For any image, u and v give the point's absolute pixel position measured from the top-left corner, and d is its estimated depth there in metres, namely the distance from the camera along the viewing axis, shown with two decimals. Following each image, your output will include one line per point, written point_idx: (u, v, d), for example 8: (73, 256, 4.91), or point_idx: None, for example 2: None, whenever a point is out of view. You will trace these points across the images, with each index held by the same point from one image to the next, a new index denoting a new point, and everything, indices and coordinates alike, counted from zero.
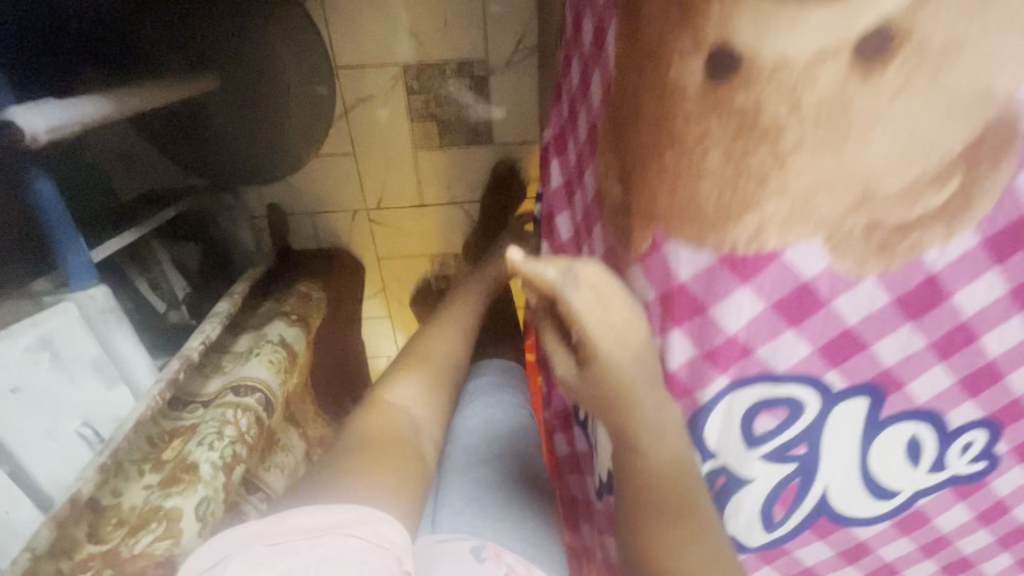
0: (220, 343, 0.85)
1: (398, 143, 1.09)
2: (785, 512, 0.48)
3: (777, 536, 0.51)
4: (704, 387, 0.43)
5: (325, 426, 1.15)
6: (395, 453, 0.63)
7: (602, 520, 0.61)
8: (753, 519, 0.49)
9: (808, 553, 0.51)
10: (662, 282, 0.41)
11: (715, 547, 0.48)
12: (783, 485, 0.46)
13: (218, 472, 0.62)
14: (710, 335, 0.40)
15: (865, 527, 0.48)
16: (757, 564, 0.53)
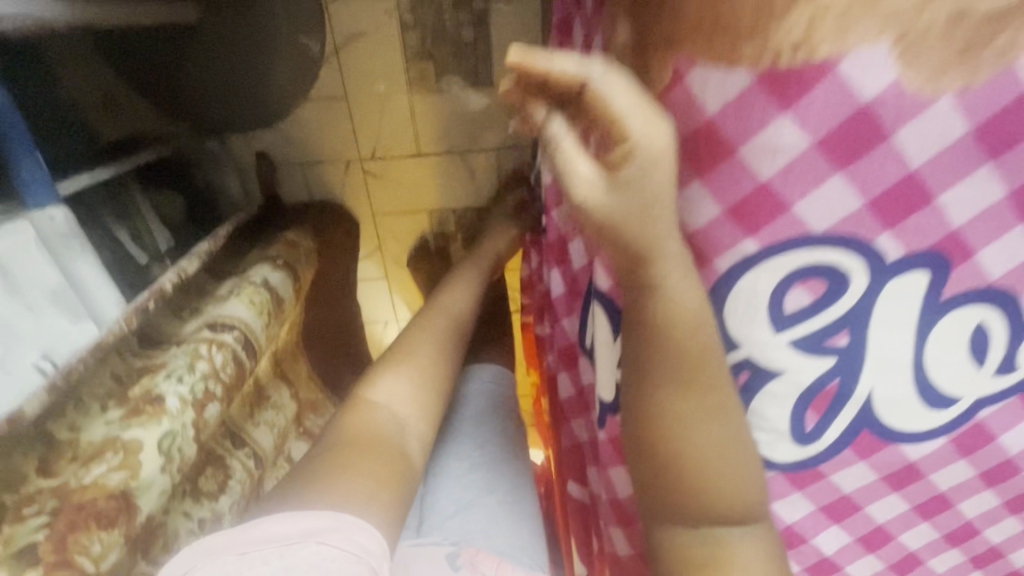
0: (199, 287, 0.80)
1: (393, 85, 1.02)
2: (819, 420, 0.43)
3: (810, 456, 0.46)
4: (723, 252, 0.38)
5: (319, 391, 1.06)
6: (377, 453, 0.54)
7: (609, 454, 0.55)
8: (781, 427, 0.45)
9: (846, 477, 0.47)
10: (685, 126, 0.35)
11: (736, 461, 0.43)
12: (820, 384, 0.41)
13: (186, 407, 0.56)
14: (738, 187, 0.35)
15: (915, 447, 0.43)
16: (788, 489, 0.49)
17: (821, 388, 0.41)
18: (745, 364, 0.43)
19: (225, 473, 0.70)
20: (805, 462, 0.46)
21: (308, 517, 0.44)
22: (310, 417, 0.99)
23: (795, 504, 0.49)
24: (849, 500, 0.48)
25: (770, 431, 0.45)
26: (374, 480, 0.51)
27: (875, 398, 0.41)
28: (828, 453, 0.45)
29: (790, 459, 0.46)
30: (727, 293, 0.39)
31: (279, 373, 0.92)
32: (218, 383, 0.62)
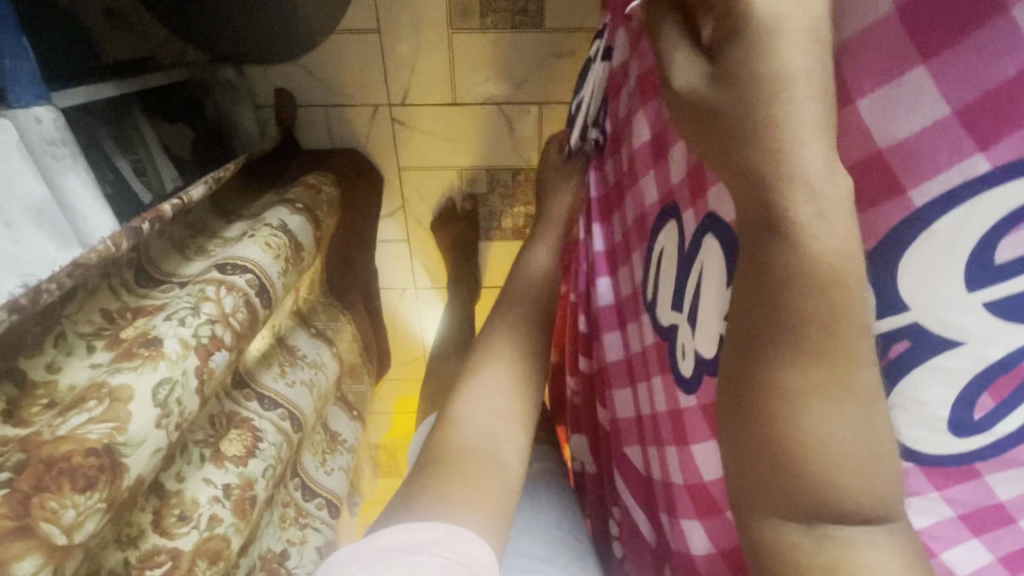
0: (206, 225, 0.70)
1: (431, 20, 0.92)
2: (994, 409, 0.32)
3: (961, 451, 0.34)
4: (932, 169, 0.27)
5: (359, 353, 0.96)
6: (470, 469, 0.49)
7: (698, 422, 0.46)
8: (937, 415, 0.33)
9: (1005, 480, 0.34)
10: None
11: (876, 441, 0.32)
12: (1010, 361, 0.30)
13: (188, 353, 0.47)
14: (989, 69, 0.24)
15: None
16: (924, 487, 0.36)
17: (1011, 367, 0.30)
18: (907, 330, 0.32)
19: (253, 436, 0.61)
20: (953, 460, 0.34)
21: (422, 531, 0.42)
22: (346, 383, 0.91)
23: (927, 509, 0.37)
24: (1003, 509, 0.35)
25: (919, 419, 0.34)
26: (476, 502, 0.46)
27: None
28: (990, 453, 0.33)
29: (933, 452, 0.35)
30: (916, 233, 0.29)
31: (308, 328, 0.82)
32: (228, 329, 0.52)
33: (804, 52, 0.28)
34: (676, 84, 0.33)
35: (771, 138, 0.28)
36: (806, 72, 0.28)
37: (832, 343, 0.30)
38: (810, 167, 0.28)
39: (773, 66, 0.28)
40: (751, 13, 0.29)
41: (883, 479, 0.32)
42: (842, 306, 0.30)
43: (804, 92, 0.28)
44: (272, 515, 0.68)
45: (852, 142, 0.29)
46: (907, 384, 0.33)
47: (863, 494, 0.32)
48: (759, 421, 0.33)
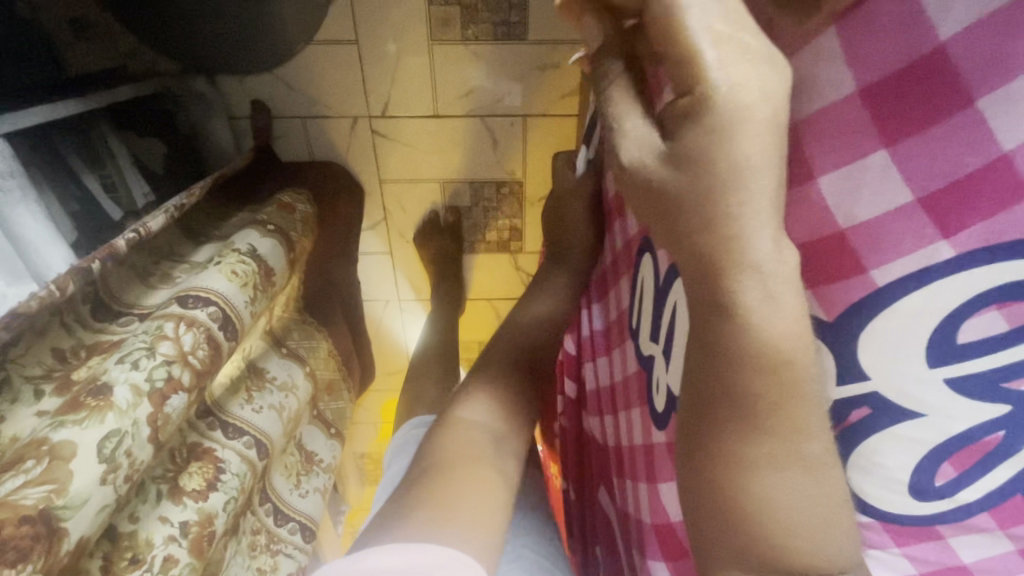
0: (173, 249, 0.68)
1: (412, 31, 0.89)
2: (957, 477, 0.31)
3: (922, 514, 0.33)
4: (892, 252, 0.25)
5: (337, 368, 0.92)
6: (477, 476, 0.46)
7: (666, 463, 0.44)
8: (897, 479, 0.33)
9: (967, 542, 0.34)
10: (885, 67, 0.23)
11: (829, 501, 0.32)
12: (970, 435, 0.29)
13: (141, 400, 0.45)
14: (952, 158, 0.22)
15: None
16: (883, 540, 0.36)
17: (972, 440, 0.29)
18: (867, 398, 0.31)
19: (216, 468, 0.59)
20: (915, 520, 0.34)
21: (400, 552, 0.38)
22: (323, 400, 0.89)
23: (888, 563, 0.36)
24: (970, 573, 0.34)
25: (878, 479, 0.33)
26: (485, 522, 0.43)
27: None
28: (954, 516, 0.32)
29: (895, 510, 0.34)
30: (879, 310, 0.27)
31: (280, 348, 0.79)
32: (186, 369, 0.50)
33: (770, 137, 0.25)
34: (624, 156, 0.27)
35: (724, 232, 0.26)
36: (768, 158, 0.25)
37: (775, 416, 0.30)
38: (760, 251, 0.27)
39: (734, 157, 0.25)
40: (718, 94, 0.24)
41: (836, 536, 0.32)
42: (790, 380, 0.29)
43: (763, 177, 0.25)
44: (241, 544, 0.66)
45: (813, 218, 0.27)
46: (869, 447, 0.33)
47: (813, 550, 0.32)
48: (714, 487, 0.33)
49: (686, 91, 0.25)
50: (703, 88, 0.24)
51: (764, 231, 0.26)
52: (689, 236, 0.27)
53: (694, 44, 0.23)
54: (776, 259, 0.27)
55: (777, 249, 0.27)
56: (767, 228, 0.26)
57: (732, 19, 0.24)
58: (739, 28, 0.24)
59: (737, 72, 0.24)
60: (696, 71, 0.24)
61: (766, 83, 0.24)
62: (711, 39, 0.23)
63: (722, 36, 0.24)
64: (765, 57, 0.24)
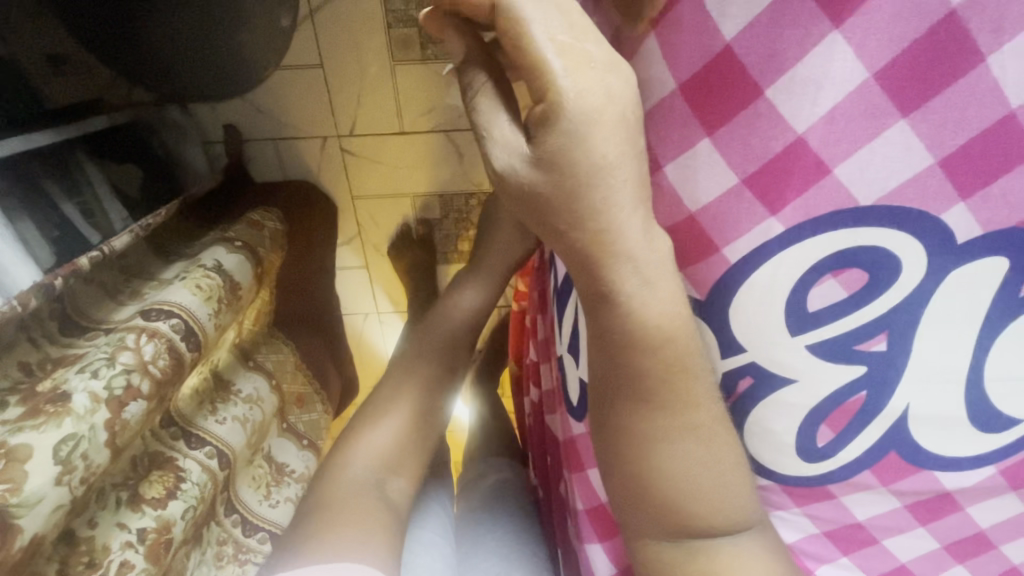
0: (144, 268, 0.72)
1: (374, 54, 0.93)
2: (836, 438, 0.33)
3: (814, 473, 0.36)
4: (737, 230, 0.28)
5: (305, 382, 0.97)
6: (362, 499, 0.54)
7: (589, 449, 0.47)
8: (786, 442, 0.35)
9: (858, 502, 0.37)
10: (695, 63, 0.25)
11: (726, 466, 0.34)
12: (839, 398, 0.32)
13: (99, 406, 0.48)
14: (762, 145, 0.25)
15: (953, 475, 0.34)
16: (786, 502, 0.39)
17: (842, 402, 0.32)
18: (748, 368, 0.33)
19: (176, 477, 0.62)
20: (804, 479, 0.37)
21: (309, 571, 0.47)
22: (293, 413, 0.92)
23: (794, 523, 0.40)
24: (862, 527, 0.38)
25: (770, 444, 0.36)
26: (372, 533, 0.52)
27: (912, 415, 0.31)
28: (842, 474, 0.35)
29: (789, 472, 0.37)
30: (740, 285, 0.30)
31: (247, 361, 0.83)
32: (146, 377, 0.53)
33: (621, 138, 0.26)
34: (495, 162, 0.28)
35: (593, 226, 0.28)
36: (624, 158, 0.27)
37: (666, 393, 0.32)
38: (632, 242, 0.28)
39: (592, 158, 0.26)
40: (568, 100, 0.25)
41: (737, 495, 0.35)
42: (676, 357, 0.31)
43: (622, 173, 0.27)
44: (204, 554, 0.68)
45: (669, 204, 0.30)
46: (760, 415, 0.35)
47: (718, 511, 0.35)
48: (623, 465, 0.34)
49: (541, 99, 0.26)
50: (554, 94, 0.25)
51: (628, 222, 0.28)
52: (563, 230, 0.29)
53: (539, 53, 0.25)
54: (647, 243, 0.29)
55: (649, 235, 0.29)
56: (634, 219, 0.28)
57: (574, 30, 0.25)
58: (580, 39, 0.26)
59: (581, 81, 0.25)
60: (547, 81, 0.25)
61: (613, 88, 0.26)
62: (557, 49, 0.25)
63: (566, 46, 0.25)
64: (606, 65, 0.26)
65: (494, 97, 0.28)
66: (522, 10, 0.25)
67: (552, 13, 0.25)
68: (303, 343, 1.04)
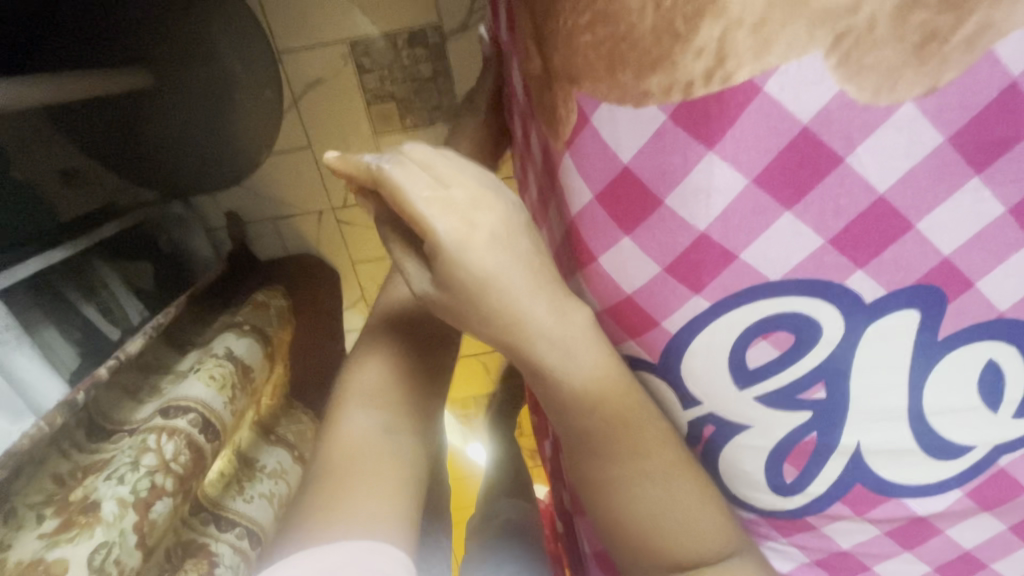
0: (159, 362, 0.76)
1: (357, 131, 0.98)
2: (800, 474, 0.35)
3: (793, 508, 0.38)
4: (671, 308, 0.31)
5: None
6: (382, 468, 0.41)
7: None
8: (757, 479, 0.37)
9: (840, 531, 0.38)
10: (602, 179, 0.29)
11: (693, 503, 0.36)
12: (794, 439, 0.34)
13: (126, 511, 0.51)
14: (673, 240, 0.28)
15: (921, 502, 0.35)
16: (772, 534, 0.41)
17: (798, 442, 0.34)
18: (707, 417, 0.36)
19: (209, 562, 0.69)
20: (787, 513, 0.38)
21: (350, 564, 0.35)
22: None
23: (785, 553, 0.41)
24: (850, 555, 0.40)
25: (743, 482, 0.38)
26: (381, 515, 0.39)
27: (864, 451, 0.33)
28: (816, 508, 0.37)
29: (770, 506, 0.39)
30: (683, 350, 0.33)
31: (269, 436, 0.92)
32: (169, 475, 0.57)
33: (496, 256, 0.30)
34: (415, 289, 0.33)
35: (510, 325, 0.32)
36: (508, 269, 0.31)
37: (618, 440, 0.35)
38: (549, 328, 0.32)
39: (481, 272, 0.30)
40: (444, 238, 0.29)
41: (711, 526, 0.36)
42: (617, 409, 0.35)
43: (511, 279, 0.31)
44: None
45: (606, 286, 0.33)
46: (731, 458, 0.37)
47: (698, 548, 0.36)
48: (597, 512, 0.37)
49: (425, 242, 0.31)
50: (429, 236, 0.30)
51: (537, 309, 0.32)
52: (498, 325, 0.32)
53: (415, 210, 0.29)
54: (562, 327, 0.33)
55: (563, 316, 0.33)
56: (536, 303, 0.32)
57: (437, 180, 0.31)
58: (445, 187, 0.31)
59: (449, 219, 0.30)
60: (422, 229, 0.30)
61: (479, 222, 0.30)
62: (428, 202, 0.30)
63: (430, 200, 0.30)
64: (469, 203, 0.31)
65: (416, 256, 0.33)
66: (396, 180, 0.30)
67: (419, 174, 0.31)
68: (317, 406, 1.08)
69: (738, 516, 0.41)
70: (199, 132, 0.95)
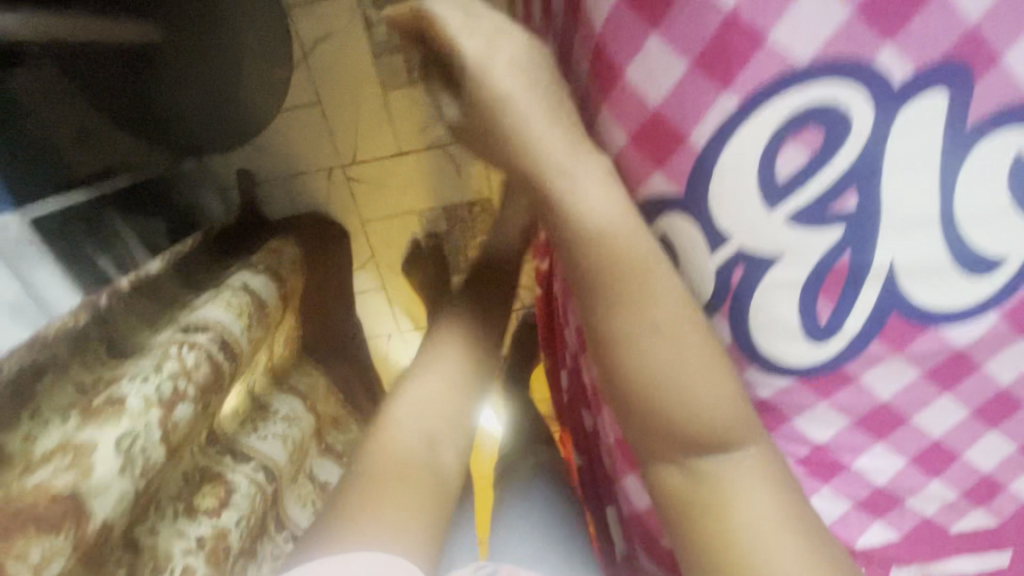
0: (176, 297, 0.76)
1: (366, 87, 1.00)
2: (834, 310, 0.35)
3: (828, 356, 0.38)
4: (699, 112, 0.32)
5: (338, 405, 1.06)
6: (417, 482, 0.53)
7: None
8: (791, 325, 0.37)
9: (879, 379, 0.38)
10: None
11: (699, 365, 0.36)
12: (827, 265, 0.34)
13: (151, 406, 0.51)
14: (703, 24, 0.31)
15: (959, 330, 0.36)
16: (811, 401, 0.40)
17: (831, 269, 0.34)
18: (737, 257, 0.35)
19: (226, 489, 0.68)
20: (823, 366, 0.38)
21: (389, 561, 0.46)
22: (331, 434, 1.00)
23: (820, 417, 0.41)
24: (890, 409, 0.39)
25: (776, 335, 0.37)
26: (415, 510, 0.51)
27: (899, 271, 0.34)
28: (855, 349, 0.37)
29: (802, 362, 0.38)
30: (710, 167, 0.33)
31: (281, 385, 0.93)
32: (190, 382, 0.57)
33: (513, 79, 0.36)
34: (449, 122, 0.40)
35: (527, 152, 0.37)
36: (521, 91, 0.36)
37: (623, 289, 0.36)
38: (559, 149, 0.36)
39: (494, 91, 0.36)
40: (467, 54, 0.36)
41: (719, 395, 0.37)
42: (621, 254, 0.36)
43: (531, 120, 0.37)
44: (261, 568, 0.74)
45: (633, 105, 0.35)
46: (762, 307, 0.37)
47: (706, 417, 0.37)
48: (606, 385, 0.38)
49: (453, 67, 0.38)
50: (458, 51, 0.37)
51: (552, 147, 0.36)
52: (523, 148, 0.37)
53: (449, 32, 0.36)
54: (574, 158, 0.37)
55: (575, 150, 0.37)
56: (548, 135, 0.37)
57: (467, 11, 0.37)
58: (472, 18, 0.37)
59: (476, 45, 0.36)
60: None
61: (499, 49, 0.36)
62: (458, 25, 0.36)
63: (466, 27, 0.37)
64: (492, 30, 0.37)
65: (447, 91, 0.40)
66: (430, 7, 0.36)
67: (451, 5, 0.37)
68: (328, 365, 1.09)
69: (773, 387, 0.40)
70: (210, 95, 0.95)
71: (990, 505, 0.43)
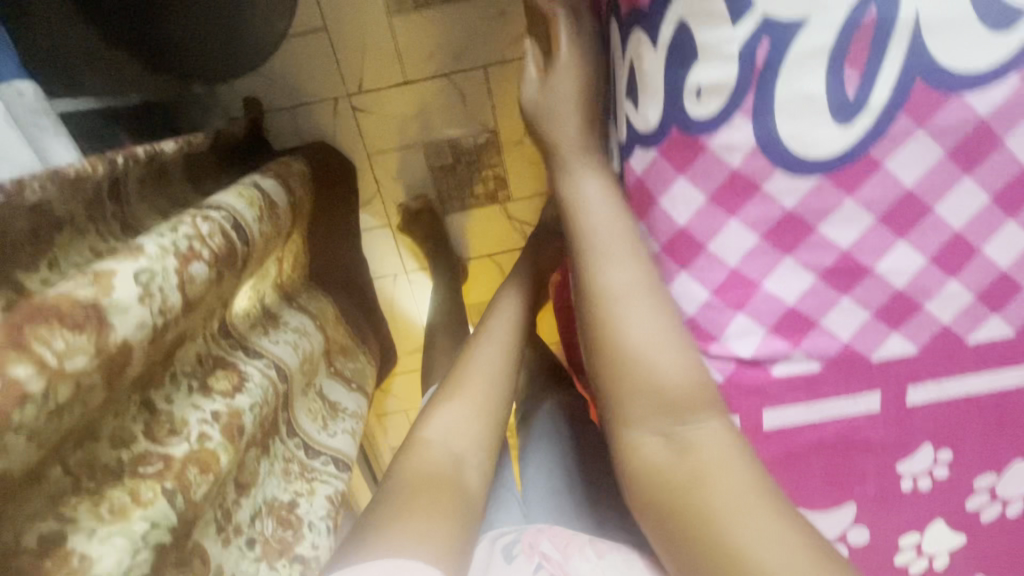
0: (184, 197, 0.76)
1: (372, 13, 1.00)
2: (861, 79, 0.38)
3: (856, 133, 0.39)
4: None
5: (346, 334, 1.06)
6: (445, 495, 0.53)
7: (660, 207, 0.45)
8: (819, 100, 0.39)
9: (905, 159, 0.40)
10: None
11: (660, 322, 0.45)
12: (854, 22, 0.38)
13: (167, 254, 0.51)
14: None
15: (982, 95, 0.38)
16: (837, 198, 0.41)
17: (856, 28, 0.38)
18: (763, 28, 0.39)
19: (240, 377, 0.68)
20: (850, 152, 0.40)
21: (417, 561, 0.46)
22: (339, 359, 1.00)
23: (848, 216, 0.41)
24: (913, 196, 0.40)
25: (806, 112, 0.40)
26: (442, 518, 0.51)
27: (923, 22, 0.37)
28: (877, 127, 0.39)
29: (831, 145, 0.40)
30: None
31: (291, 302, 0.93)
32: (206, 247, 0.57)
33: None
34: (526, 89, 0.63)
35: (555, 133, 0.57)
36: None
37: (606, 248, 0.47)
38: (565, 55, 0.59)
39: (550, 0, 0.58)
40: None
41: (679, 358, 0.45)
42: (604, 219, 0.49)
43: (565, 108, 0.58)
44: (273, 466, 0.74)
45: None
46: (790, 83, 0.40)
47: (667, 373, 0.45)
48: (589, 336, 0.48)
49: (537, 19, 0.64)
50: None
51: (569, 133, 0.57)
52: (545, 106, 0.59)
53: None
54: (582, 136, 0.57)
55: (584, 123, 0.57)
56: (569, 128, 0.57)
57: None
58: None
59: None
60: None
61: None
62: None
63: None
64: None
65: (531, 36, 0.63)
66: None
67: None
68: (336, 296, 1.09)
69: (800, 192, 0.41)
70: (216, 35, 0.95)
71: (1005, 310, 0.44)
